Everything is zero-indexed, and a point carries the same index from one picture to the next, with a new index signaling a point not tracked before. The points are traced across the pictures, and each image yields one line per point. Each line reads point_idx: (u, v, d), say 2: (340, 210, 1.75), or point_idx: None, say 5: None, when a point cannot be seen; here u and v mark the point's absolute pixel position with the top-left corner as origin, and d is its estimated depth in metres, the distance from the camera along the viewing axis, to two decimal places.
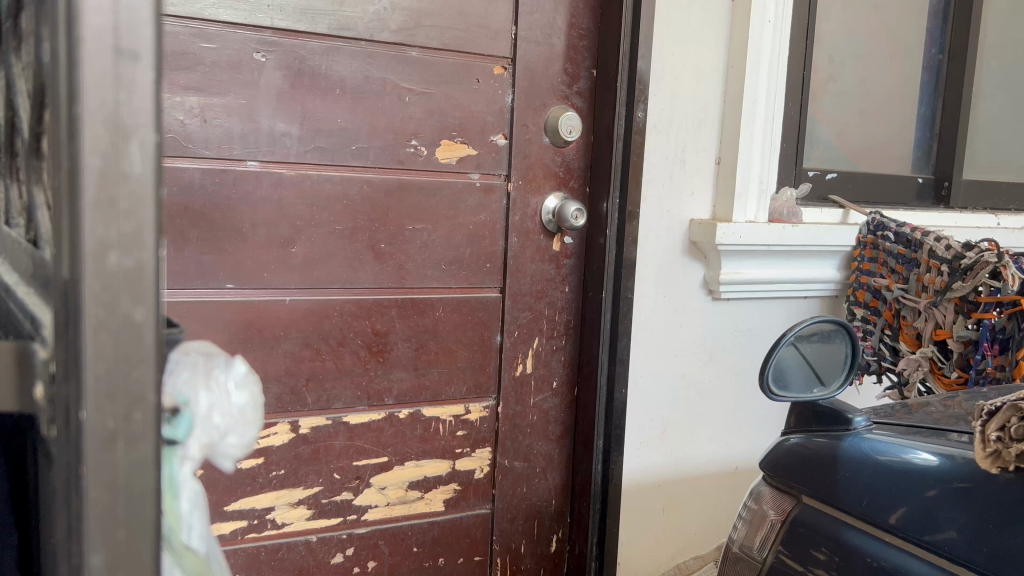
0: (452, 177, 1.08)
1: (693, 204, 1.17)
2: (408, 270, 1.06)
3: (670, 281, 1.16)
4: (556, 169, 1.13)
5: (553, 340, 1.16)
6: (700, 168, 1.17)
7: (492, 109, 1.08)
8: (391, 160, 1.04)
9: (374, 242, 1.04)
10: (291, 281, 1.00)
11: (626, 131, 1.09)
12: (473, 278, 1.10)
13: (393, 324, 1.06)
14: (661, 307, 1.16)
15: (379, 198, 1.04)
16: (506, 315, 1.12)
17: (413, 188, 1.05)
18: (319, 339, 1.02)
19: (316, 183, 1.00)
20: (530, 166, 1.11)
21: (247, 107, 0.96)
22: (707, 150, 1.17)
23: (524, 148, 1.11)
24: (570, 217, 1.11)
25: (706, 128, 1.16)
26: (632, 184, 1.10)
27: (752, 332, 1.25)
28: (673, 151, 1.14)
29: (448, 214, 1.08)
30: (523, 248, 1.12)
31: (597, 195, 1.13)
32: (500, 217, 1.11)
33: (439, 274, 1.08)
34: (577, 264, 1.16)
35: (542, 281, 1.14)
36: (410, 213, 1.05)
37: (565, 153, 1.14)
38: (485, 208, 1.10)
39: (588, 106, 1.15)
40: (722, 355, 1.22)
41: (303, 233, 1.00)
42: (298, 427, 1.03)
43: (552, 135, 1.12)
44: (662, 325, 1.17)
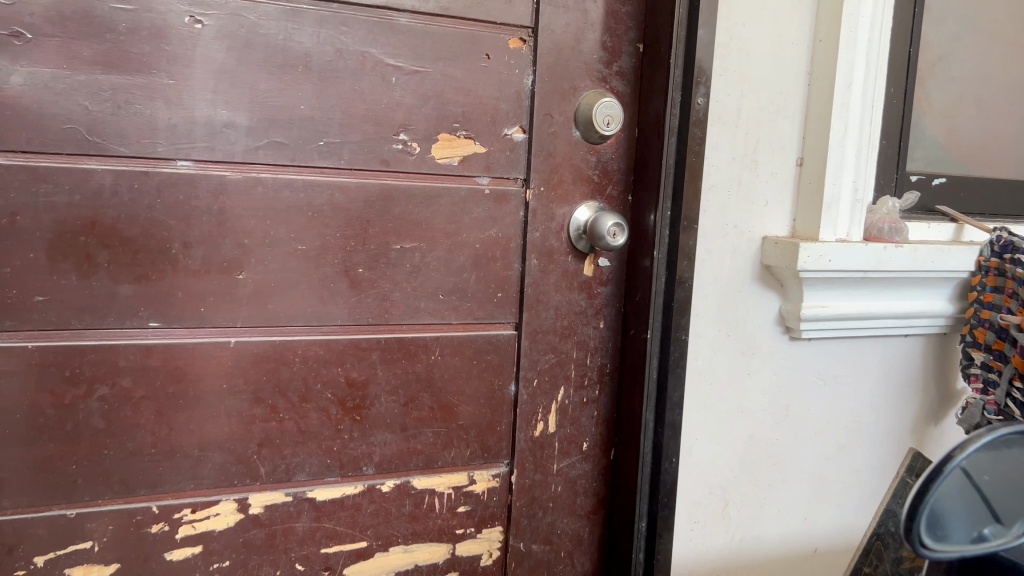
0: (453, 182, 0.83)
1: (768, 217, 0.91)
2: (394, 303, 0.82)
3: (735, 316, 0.91)
4: (590, 172, 0.88)
5: (584, 390, 0.91)
6: (776, 172, 0.91)
7: (506, 94, 0.84)
8: (372, 160, 0.79)
9: (349, 268, 0.80)
10: (237, 319, 0.77)
11: (681, 123, 0.83)
12: (479, 312, 0.85)
13: (374, 372, 0.82)
14: (724, 350, 0.91)
15: (356, 209, 0.79)
16: (523, 360, 0.87)
17: (401, 197, 0.81)
18: (275, 394, 0.79)
19: (270, 190, 0.76)
20: (555, 168, 0.86)
21: (176, 88, 0.72)
22: (785, 148, 0.91)
23: (548, 145, 0.85)
24: (605, 230, 0.84)
25: (785, 119, 0.91)
26: (689, 192, 0.84)
27: (838, 380, 0.98)
28: (743, 150, 0.89)
29: (448, 229, 0.83)
30: (546, 272, 0.87)
31: (642, 205, 0.88)
32: (514, 234, 0.86)
33: (434, 308, 0.84)
34: (615, 293, 0.91)
35: (569, 315, 0.89)
36: (398, 228, 0.81)
37: (602, 151, 0.88)
38: (496, 223, 0.85)
39: (632, 91, 0.89)
40: (798, 408, 0.97)
41: (253, 256, 0.76)
42: (248, 506, 0.79)
43: (583, 128, 0.86)
44: (724, 373, 0.91)
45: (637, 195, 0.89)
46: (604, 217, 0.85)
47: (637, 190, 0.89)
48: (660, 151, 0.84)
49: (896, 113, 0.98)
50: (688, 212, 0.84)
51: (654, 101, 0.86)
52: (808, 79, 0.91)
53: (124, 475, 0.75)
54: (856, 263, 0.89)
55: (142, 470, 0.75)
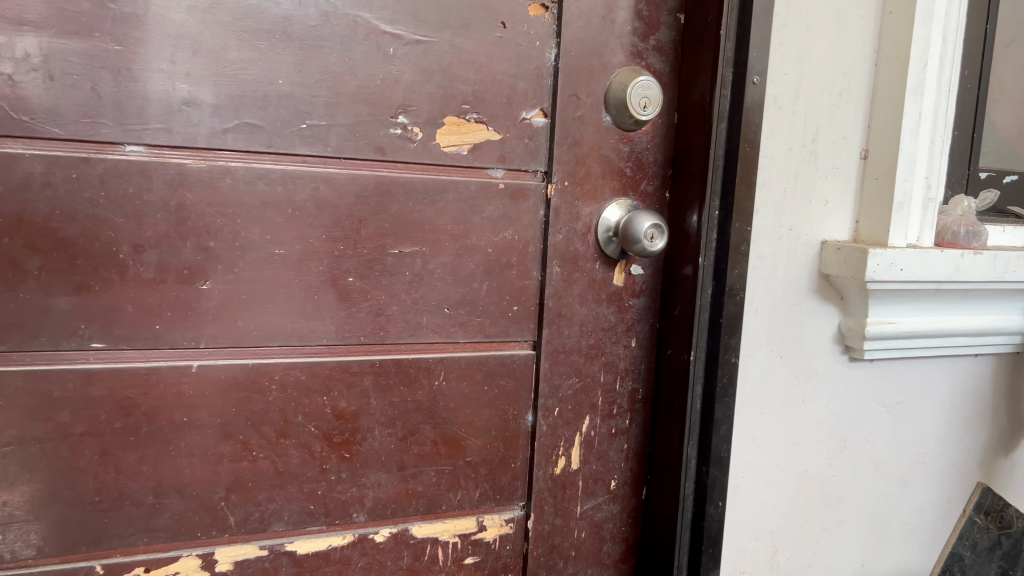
0: (462, 175, 0.70)
1: (827, 218, 0.78)
2: (391, 318, 0.69)
3: (788, 334, 0.78)
4: (622, 164, 0.75)
5: (613, 420, 0.77)
6: (837, 166, 0.78)
7: (525, 71, 0.70)
8: (365, 148, 0.66)
9: (337, 277, 0.66)
10: (200, 339, 0.63)
11: (732, 108, 0.70)
12: (491, 328, 0.72)
13: (367, 401, 0.69)
14: (775, 373, 0.78)
15: (346, 206, 0.66)
16: (541, 384, 0.74)
17: (399, 192, 0.67)
18: (248, 429, 0.65)
19: (241, 182, 0.63)
20: (581, 158, 0.73)
21: (124, 57, 0.59)
22: (848, 138, 0.78)
23: (573, 132, 0.72)
24: (641, 233, 0.71)
25: (848, 104, 0.78)
26: (741, 189, 0.71)
27: (902, 406, 0.85)
28: (799, 139, 0.76)
29: (455, 231, 0.70)
30: (570, 282, 0.74)
31: (684, 203, 0.74)
32: (532, 237, 0.73)
33: (438, 324, 0.70)
34: (649, 306, 0.78)
35: (597, 332, 0.76)
36: (395, 229, 0.68)
37: (636, 140, 0.75)
38: (511, 224, 0.72)
39: (672, 70, 0.76)
40: (858, 440, 0.84)
41: (220, 262, 0.63)
42: (214, 563, 0.66)
43: (615, 112, 0.73)
44: (776, 400, 0.78)
45: (678, 192, 0.76)
46: (640, 217, 0.72)
47: (678, 186, 0.76)
48: (707, 140, 0.71)
49: (969, 101, 0.85)
50: (740, 212, 0.71)
51: (700, 81, 0.72)
52: (875, 57, 0.78)
53: (61, 530, 0.62)
54: (931, 273, 0.76)
55: (83, 522, 0.62)
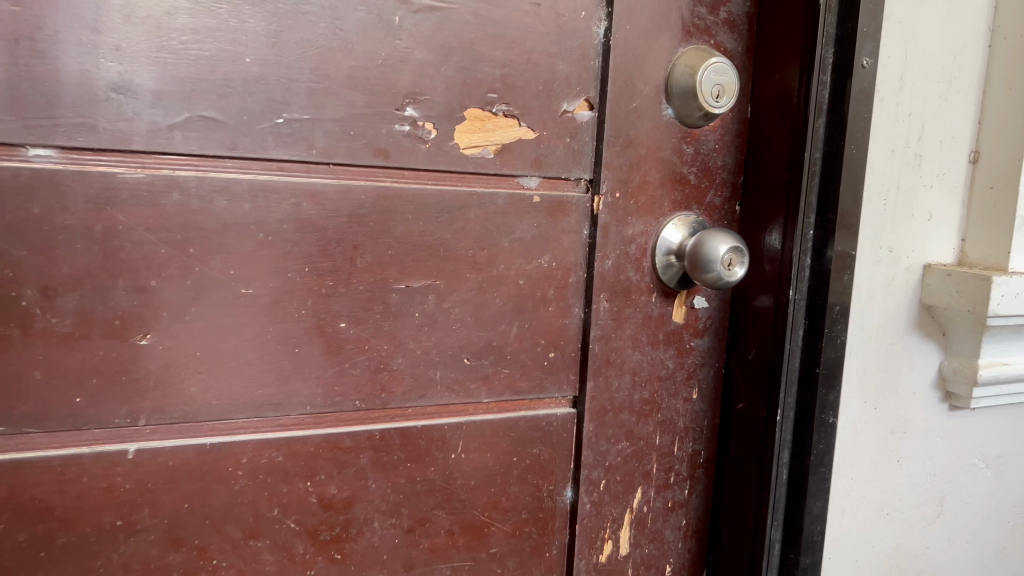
0: (487, 185, 0.53)
1: (929, 237, 0.63)
2: (394, 375, 0.52)
3: (884, 380, 0.63)
4: (685, 169, 0.59)
5: (670, 491, 0.62)
6: (942, 172, 0.63)
7: (569, 49, 0.54)
8: (361, 151, 0.49)
9: (324, 323, 0.50)
10: (137, 413, 0.46)
11: (833, 100, 0.55)
12: (523, 383, 0.56)
13: (363, 485, 0.52)
14: (868, 429, 0.63)
15: (336, 229, 0.49)
16: (585, 452, 0.58)
17: (407, 208, 0.51)
18: (205, 531, 0.48)
19: (193, 198, 0.46)
20: (635, 163, 0.57)
21: (21, 19, 0.41)
22: (956, 137, 0.63)
23: (626, 129, 0.56)
24: (713, 254, 0.55)
25: (957, 94, 0.62)
26: (845, 204, 0.55)
27: (1003, 461, 0.71)
28: (902, 139, 0.61)
29: (479, 259, 0.53)
30: (621, 320, 0.58)
31: (764, 219, 0.59)
32: (574, 263, 0.56)
33: (456, 381, 0.54)
34: (715, 348, 0.62)
35: (652, 383, 0.60)
36: (401, 258, 0.51)
37: (701, 140, 0.59)
38: (548, 247, 0.55)
39: (746, 51, 0.60)
40: (955, 503, 0.69)
41: (164, 308, 0.46)
42: None
43: (678, 103, 0.57)
44: (868, 462, 0.64)
45: (754, 205, 0.60)
46: (712, 236, 0.56)
47: (753, 197, 0.60)
48: (800, 141, 0.56)
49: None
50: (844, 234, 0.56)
51: (788, 64, 0.57)
52: (990, 36, 0.63)
53: None
54: None
55: None
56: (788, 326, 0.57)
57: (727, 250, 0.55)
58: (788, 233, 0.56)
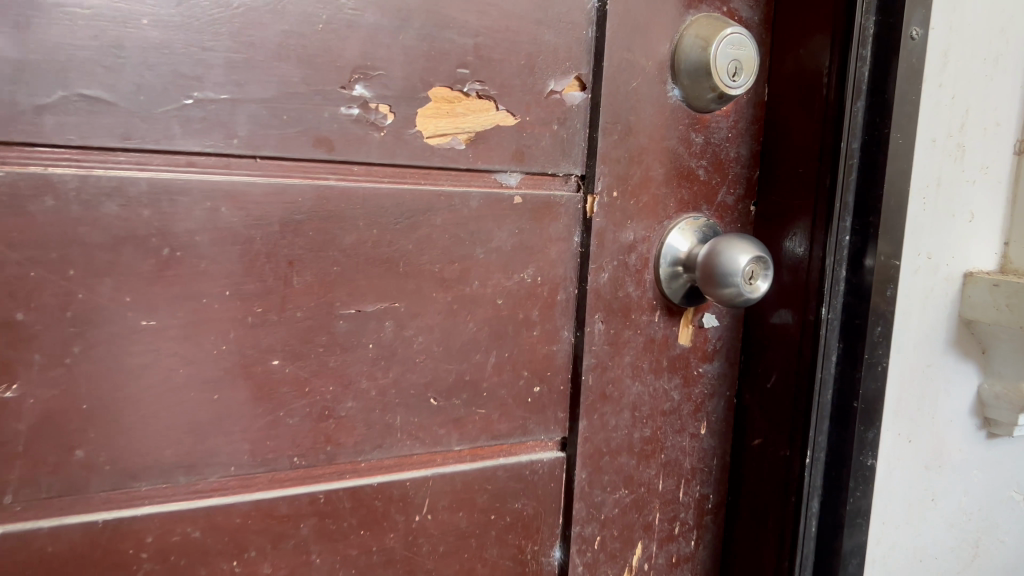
0: (457, 183, 0.43)
1: (970, 240, 0.54)
2: (342, 424, 0.41)
3: (921, 409, 0.54)
4: (693, 162, 0.49)
5: (674, 544, 0.52)
6: (986, 164, 0.54)
7: (558, 14, 0.44)
8: (298, 141, 0.38)
9: (252, 361, 0.39)
10: (2, 489, 0.35)
11: (876, 80, 0.46)
12: (502, 426, 0.46)
13: (305, 560, 0.42)
14: (902, 466, 0.54)
15: (265, 241, 0.38)
16: (576, 505, 0.48)
17: (357, 213, 0.40)
18: None
19: (72, 203, 0.34)
20: (636, 156, 0.47)
21: None
22: (1001, 124, 0.54)
23: (626, 113, 0.46)
24: (727, 267, 0.45)
25: (1004, 74, 0.54)
26: (890, 205, 0.47)
27: None
28: (945, 125, 0.52)
29: (448, 274, 0.43)
30: (619, 345, 0.48)
31: (787, 222, 0.50)
32: (563, 278, 0.46)
33: (421, 426, 0.43)
34: (726, 374, 0.53)
35: (655, 419, 0.50)
36: (351, 275, 0.40)
37: (712, 128, 0.49)
38: (532, 259, 0.45)
39: (764, 21, 0.50)
40: (990, 543, 0.61)
41: (35, 349, 0.35)
42: None
43: (686, 83, 0.47)
44: (901, 503, 0.55)
45: (774, 204, 0.51)
46: (729, 243, 0.46)
47: (772, 195, 0.51)
48: (837, 129, 0.46)
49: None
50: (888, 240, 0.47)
51: (818, 36, 0.47)
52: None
53: None
54: None
55: None
56: (820, 351, 0.48)
57: (745, 262, 0.45)
58: (821, 240, 0.47)
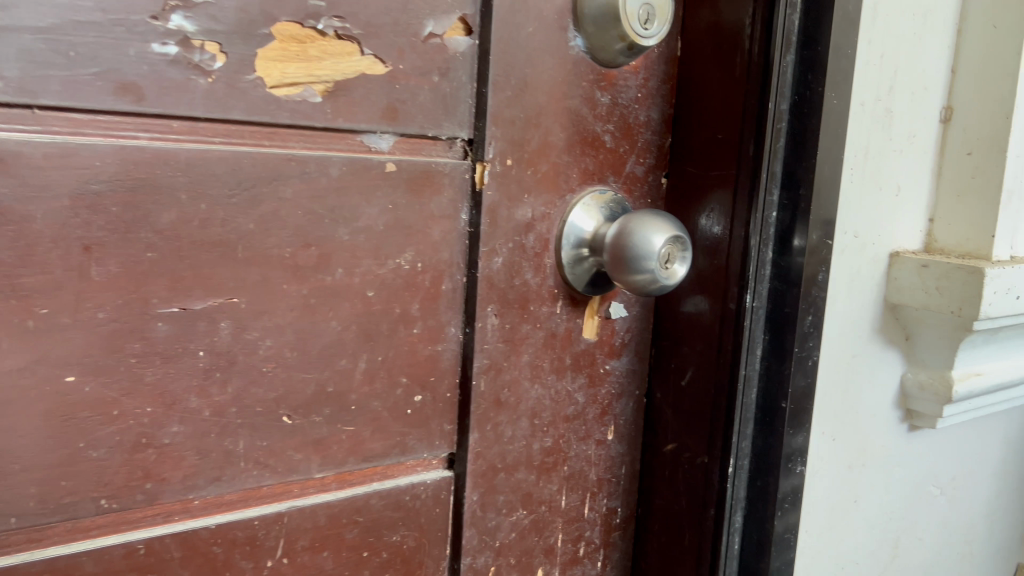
0: (312, 146, 0.34)
1: (896, 218, 0.49)
2: (166, 454, 0.32)
3: (846, 404, 0.49)
4: (598, 126, 0.42)
5: (578, 567, 0.46)
6: (913, 133, 0.49)
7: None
8: (93, 87, 0.29)
9: (35, 379, 0.29)
10: None
11: (808, 30, 0.41)
12: (375, 445, 0.37)
13: None
14: (827, 468, 0.49)
15: (49, 219, 0.29)
16: (467, 533, 0.40)
17: (178, 184, 0.31)
18: None
19: None
20: (534, 116, 0.39)
21: None
22: (929, 88, 0.49)
23: (521, 65, 0.38)
24: (638, 251, 0.38)
25: (931, 34, 0.49)
26: (823, 181, 0.42)
27: (955, 485, 0.59)
28: (874, 89, 0.46)
29: (303, 261, 0.34)
30: (515, 343, 0.40)
31: (703, 196, 0.43)
32: (446, 263, 0.38)
33: (272, 452, 0.35)
34: (635, 370, 0.46)
35: (557, 427, 0.43)
36: (173, 264, 0.31)
37: (620, 86, 0.42)
38: (408, 241, 0.37)
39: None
40: (908, 542, 0.57)
41: None
42: None
43: (591, 31, 0.40)
44: (825, 509, 0.49)
45: (691, 175, 0.44)
46: (642, 222, 0.39)
47: (688, 164, 0.44)
48: (767, 86, 0.40)
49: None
50: (819, 213, 0.42)
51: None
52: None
53: None
54: None
55: None
56: (745, 342, 0.42)
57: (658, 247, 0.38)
58: (745, 215, 0.41)
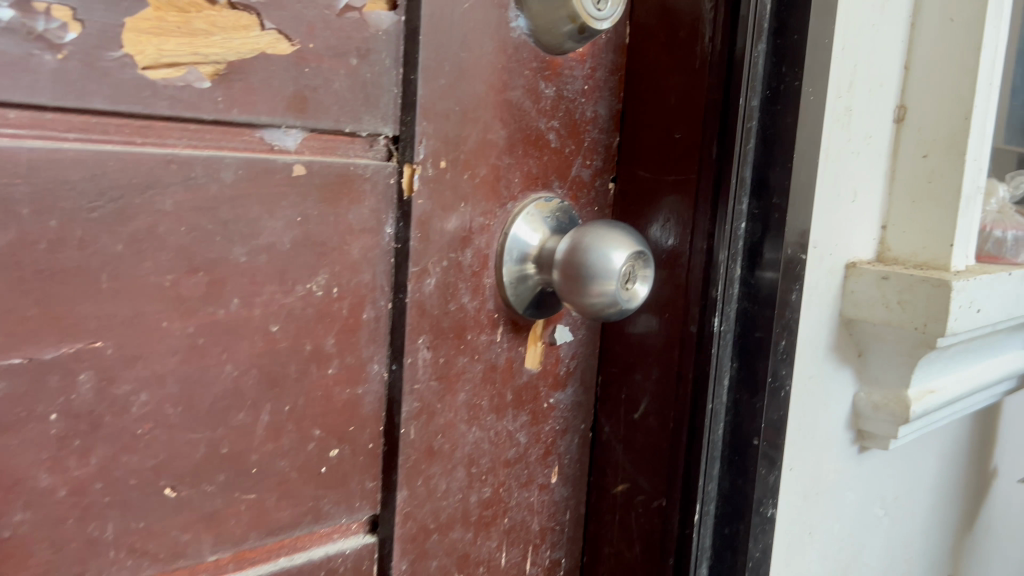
0: (199, 144, 0.27)
1: (852, 225, 0.46)
2: (6, 550, 0.24)
3: (803, 430, 0.45)
4: (542, 122, 0.36)
5: None
6: (870, 134, 0.45)
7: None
8: None
9: None
10: None
11: (782, 18, 0.36)
12: (283, 513, 0.30)
13: None
14: (785, 501, 0.44)
15: None
16: None
17: (18, 193, 0.23)
18: None
19: None
20: (471, 111, 0.33)
21: None
22: (884, 84, 0.46)
23: (456, 47, 0.32)
24: (595, 275, 0.33)
25: (888, 26, 0.45)
26: (800, 189, 0.37)
27: (898, 504, 0.56)
28: (836, 84, 0.42)
29: (187, 290, 0.27)
30: (450, 380, 0.34)
31: (660, 202, 0.38)
32: (367, 288, 0.32)
33: (151, 535, 0.27)
34: (580, 402, 0.40)
35: (497, 475, 0.37)
36: (11, 300, 0.23)
37: (565, 76, 0.36)
38: (320, 262, 0.30)
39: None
40: (855, 570, 0.53)
41: None
42: None
43: (534, 10, 0.34)
44: (782, 546, 0.45)
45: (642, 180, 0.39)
46: (598, 235, 0.33)
47: (640, 168, 0.39)
48: (737, 79, 0.36)
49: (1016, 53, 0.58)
50: (795, 226, 0.38)
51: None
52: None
53: None
54: (1000, 308, 0.47)
55: None
56: (713, 371, 0.37)
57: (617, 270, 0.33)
58: (712, 227, 0.37)
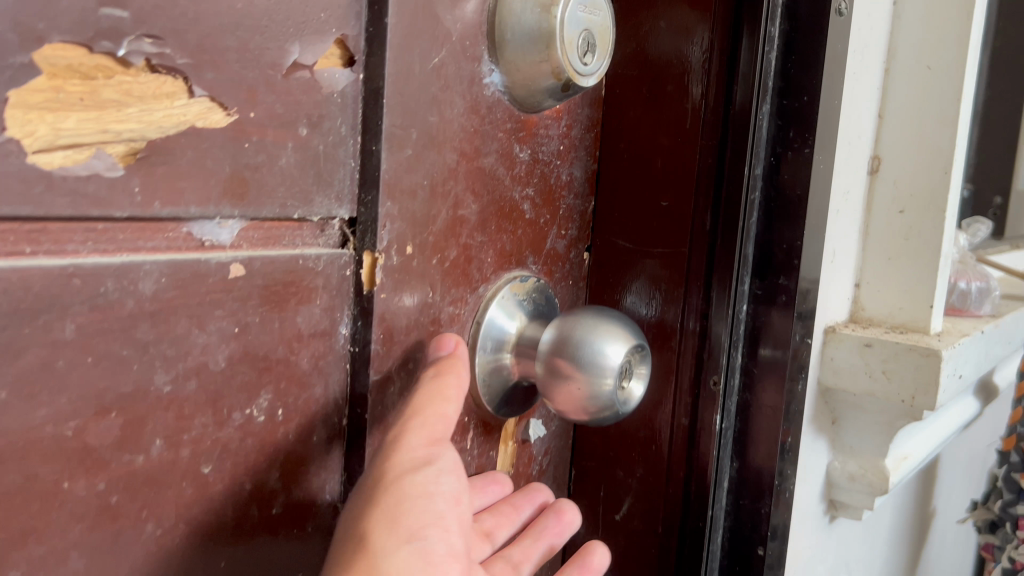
0: (109, 249, 0.21)
1: (830, 289, 0.42)
2: None
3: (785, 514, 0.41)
4: (516, 191, 0.31)
5: None
6: (848, 189, 0.42)
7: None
8: None
9: None
10: None
11: (788, 77, 0.32)
12: None
13: None
14: None
15: None
16: None
17: None
18: None
19: None
20: (439, 185, 0.28)
21: None
22: (861, 136, 0.42)
23: (423, 110, 0.27)
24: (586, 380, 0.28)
25: (865, 72, 0.41)
26: (807, 267, 0.33)
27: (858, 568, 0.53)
28: None
29: (97, 438, 0.21)
30: None
31: (647, 278, 0.34)
32: (318, 404, 0.26)
33: None
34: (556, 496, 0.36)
35: None
36: None
37: (540, 137, 0.31)
38: (263, 380, 0.24)
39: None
40: None
41: None
42: None
43: (510, 63, 0.29)
44: None
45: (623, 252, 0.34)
46: (590, 329, 0.29)
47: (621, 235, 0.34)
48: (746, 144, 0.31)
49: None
50: (802, 308, 0.34)
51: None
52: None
53: None
54: (973, 368, 0.45)
55: None
56: (711, 473, 0.33)
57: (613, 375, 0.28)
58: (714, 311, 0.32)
